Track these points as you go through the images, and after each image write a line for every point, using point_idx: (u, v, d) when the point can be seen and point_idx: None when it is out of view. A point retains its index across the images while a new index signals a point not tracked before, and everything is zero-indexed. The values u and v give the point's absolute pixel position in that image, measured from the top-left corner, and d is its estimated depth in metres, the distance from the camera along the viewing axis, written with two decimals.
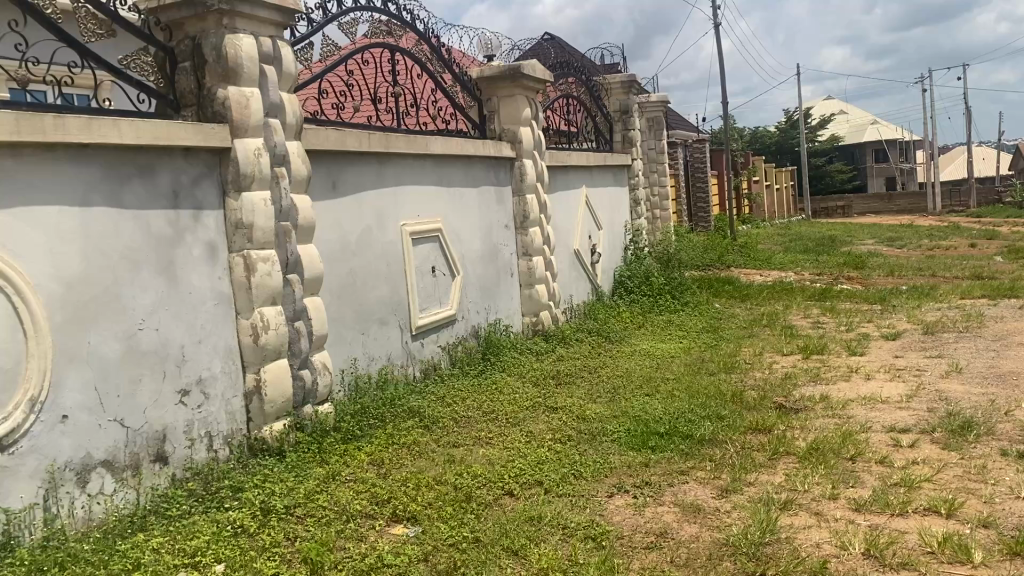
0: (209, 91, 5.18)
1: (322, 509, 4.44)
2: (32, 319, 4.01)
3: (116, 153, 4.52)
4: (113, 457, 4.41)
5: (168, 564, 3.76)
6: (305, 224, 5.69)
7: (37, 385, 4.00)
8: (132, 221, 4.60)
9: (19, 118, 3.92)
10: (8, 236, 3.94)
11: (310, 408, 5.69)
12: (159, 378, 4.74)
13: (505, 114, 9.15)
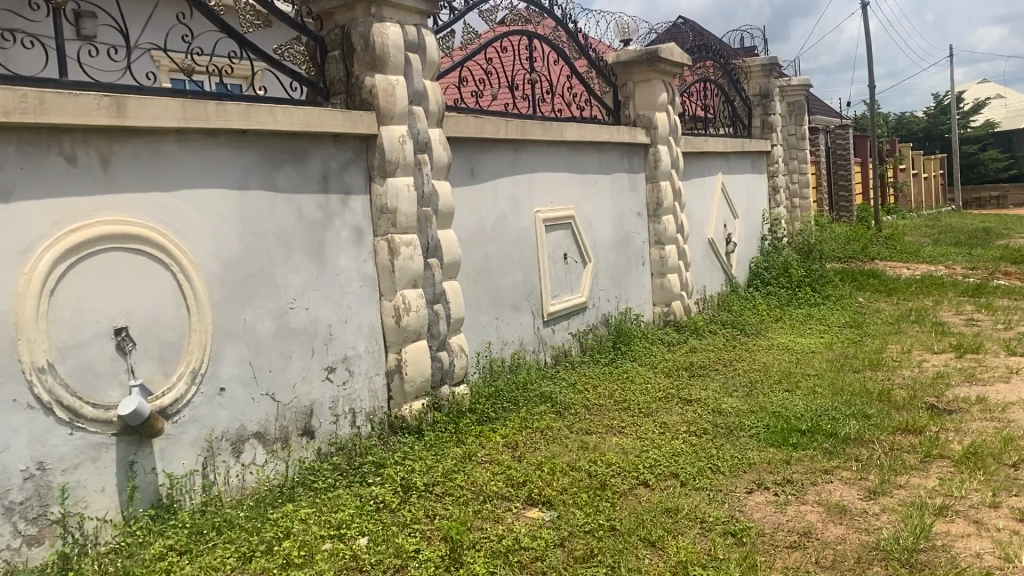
0: (357, 79, 5.32)
1: (460, 489, 4.51)
2: (194, 296, 4.25)
3: (272, 138, 4.71)
4: (265, 429, 4.64)
5: (315, 534, 3.92)
6: (445, 209, 5.78)
7: (198, 357, 4.26)
8: (285, 204, 4.80)
9: (185, 105, 4.15)
10: (174, 217, 4.19)
11: (447, 389, 5.80)
12: (308, 355, 4.94)
13: (641, 99, 9.00)
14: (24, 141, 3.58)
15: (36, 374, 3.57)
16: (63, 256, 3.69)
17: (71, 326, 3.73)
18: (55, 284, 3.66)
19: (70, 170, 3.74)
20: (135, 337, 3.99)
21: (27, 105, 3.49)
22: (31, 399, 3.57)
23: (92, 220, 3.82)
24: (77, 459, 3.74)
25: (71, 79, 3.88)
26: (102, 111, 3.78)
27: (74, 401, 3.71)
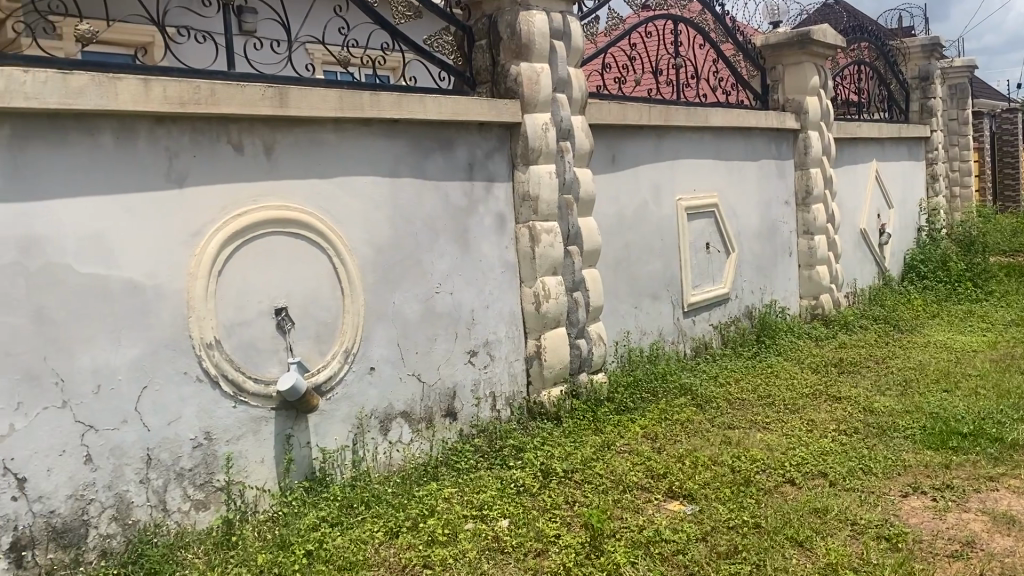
0: (502, 67, 5.36)
1: (599, 477, 4.50)
2: (348, 279, 4.42)
3: (420, 127, 4.83)
4: (411, 409, 4.78)
5: (458, 514, 4.00)
6: (587, 196, 5.76)
7: (351, 338, 4.43)
8: (433, 191, 4.91)
9: (341, 95, 4.30)
10: (330, 203, 4.37)
11: (585, 376, 5.79)
12: (452, 338, 5.04)
13: (791, 82, 8.64)
14: (196, 130, 3.81)
15: (204, 349, 3.81)
16: (230, 239, 3.91)
17: (235, 305, 3.96)
18: (222, 265, 3.90)
19: (236, 158, 3.96)
20: (294, 317, 4.20)
21: (200, 96, 3.71)
22: (200, 372, 3.82)
23: (255, 205, 4.03)
24: (240, 431, 3.98)
25: (238, 71, 4.10)
26: (267, 102, 3.97)
27: (238, 375, 3.94)
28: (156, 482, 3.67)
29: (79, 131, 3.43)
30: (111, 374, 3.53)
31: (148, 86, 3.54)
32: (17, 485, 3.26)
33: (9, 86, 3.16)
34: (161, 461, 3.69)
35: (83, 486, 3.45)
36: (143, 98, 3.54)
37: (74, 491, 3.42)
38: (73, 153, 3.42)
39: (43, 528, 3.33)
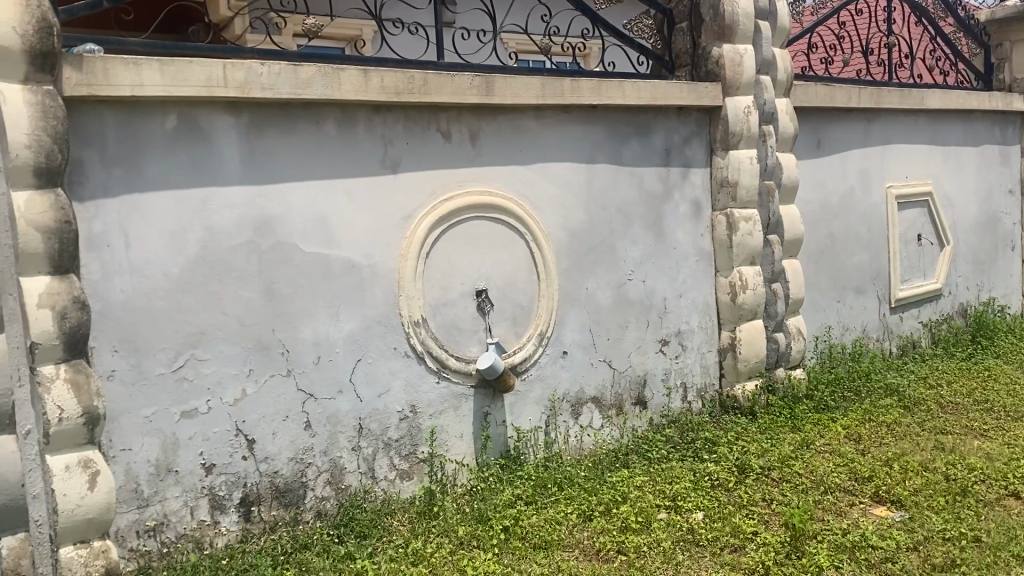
0: (703, 50, 5.20)
1: (798, 476, 4.32)
2: (545, 264, 4.49)
3: (618, 112, 4.80)
4: (602, 395, 4.79)
5: (652, 503, 3.97)
6: (788, 183, 5.53)
7: (545, 322, 4.49)
8: (629, 176, 4.88)
9: (544, 82, 4.35)
10: (529, 189, 4.45)
11: (782, 371, 5.57)
12: (644, 326, 4.99)
13: (1020, 60, 7.87)
14: (409, 118, 4.00)
15: (412, 327, 4.01)
16: (437, 223, 4.10)
17: (439, 286, 4.14)
18: (430, 247, 4.09)
19: (444, 145, 4.13)
20: (493, 299, 4.33)
21: (414, 86, 3.88)
22: (408, 348, 4.02)
23: (459, 190, 4.19)
24: (442, 406, 4.15)
25: (447, 61, 4.23)
26: (474, 90, 4.09)
27: (442, 352, 4.12)
28: (366, 450, 3.90)
29: (306, 119, 3.69)
30: (329, 347, 3.78)
31: (367, 76, 3.75)
32: (247, 446, 3.56)
33: (248, 77, 3.42)
34: (371, 431, 3.91)
35: (303, 450, 3.71)
36: (363, 87, 3.74)
37: (294, 454, 3.69)
38: (300, 139, 3.67)
39: (268, 486, 3.62)
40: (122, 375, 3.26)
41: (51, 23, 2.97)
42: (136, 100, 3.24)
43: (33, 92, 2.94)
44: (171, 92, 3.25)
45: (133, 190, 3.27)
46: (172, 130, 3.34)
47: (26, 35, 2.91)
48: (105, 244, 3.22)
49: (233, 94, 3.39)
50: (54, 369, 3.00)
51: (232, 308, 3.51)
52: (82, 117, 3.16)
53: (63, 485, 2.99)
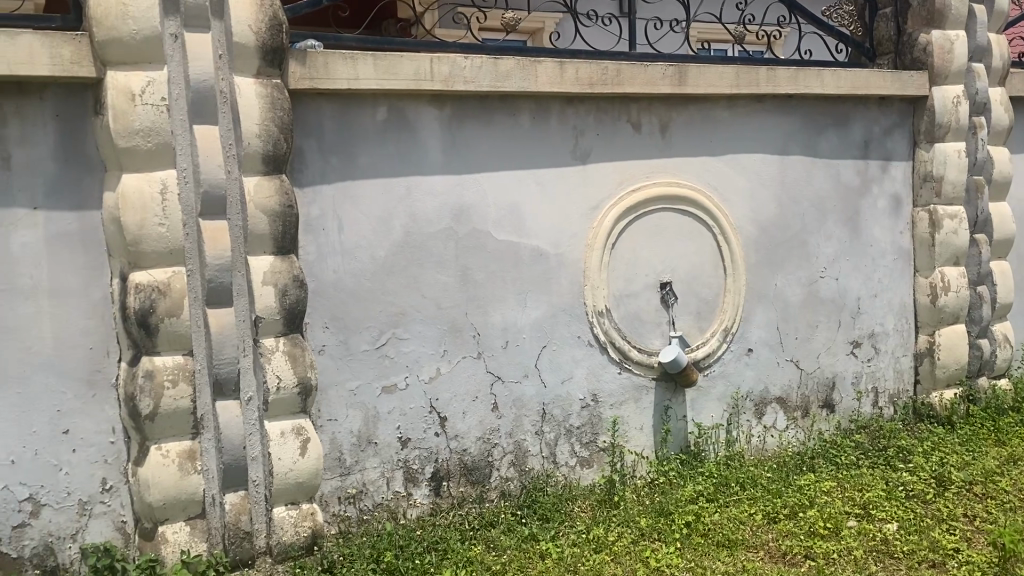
0: (909, 37, 4.88)
1: (1005, 494, 4.01)
2: (732, 258, 4.39)
3: (815, 102, 4.62)
4: (787, 396, 4.64)
5: (840, 510, 3.82)
6: (1000, 179, 5.14)
7: (731, 318, 4.41)
8: (824, 169, 4.69)
9: (739, 71, 4.26)
10: (720, 180, 4.38)
11: (985, 380, 5.19)
12: (834, 327, 4.79)
13: None
14: (601, 110, 4.05)
15: (596, 317, 4.06)
16: (625, 214, 4.12)
17: (625, 277, 4.16)
18: (616, 238, 4.12)
19: (635, 136, 4.15)
20: (678, 293, 4.30)
21: (607, 77, 3.93)
22: (592, 338, 4.08)
23: (648, 181, 4.18)
24: (623, 397, 4.17)
25: (638, 51, 4.18)
26: (666, 80, 4.07)
27: (625, 344, 4.13)
28: (548, 435, 4.01)
29: (503, 111, 3.84)
30: (517, 333, 3.92)
31: (562, 68, 3.83)
32: (439, 423, 3.76)
33: (452, 71, 3.60)
34: (554, 416, 4.02)
35: (490, 431, 3.88)
36: (558, 79, 3.83)
37: (483, 434, 3.86)
38: (497, 131, 3.83)
39: (457, 463, 3.81)
40: (331, 351, 3.53)
41: (280, 21, 3.23)
42: (352, 93, 3.49)
43: (263, 85, 3.21)
44: (385, 86, 3.48)
45: (346, 177, 3.53)
46: (382, 121, 3.58)
47: (259, 33, 3.18)
48: (321, 227, 3.49)
49: (438, 87, 3.58)
50: (274, 341, 3.28)
51: (430, 291, 3.72)
52: (305, 110, 3.44)
53: (279, 449, 3.26)
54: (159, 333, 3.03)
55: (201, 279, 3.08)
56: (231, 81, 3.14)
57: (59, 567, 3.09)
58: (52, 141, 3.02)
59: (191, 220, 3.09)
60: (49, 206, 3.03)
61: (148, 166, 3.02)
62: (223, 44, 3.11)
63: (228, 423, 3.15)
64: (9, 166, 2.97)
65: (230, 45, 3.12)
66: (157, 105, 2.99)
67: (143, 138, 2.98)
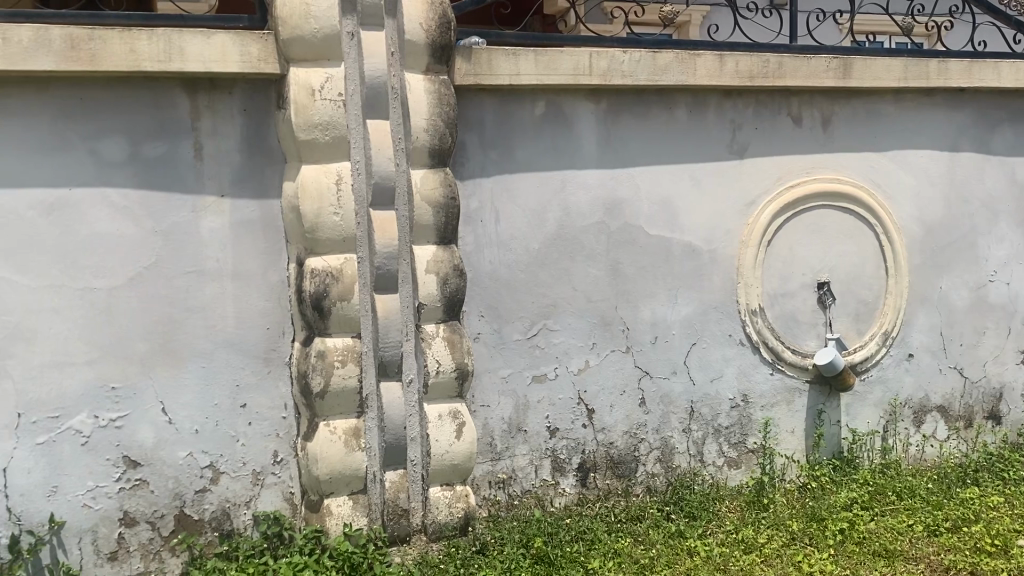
0: None
1: None
2: (894, 259, 4.23)
3: (990, 96, 4.37)
4: (949, 404, 4.42)
5: (1010, 527, 3.61)
6: None
7: (891, 321, 4.24)
8: (998, 167, 4.42)
9: (907, 64, 4.09)
10: (884, 177, 4.21)
11: None
12: (1004, 334, 4.51)
13: None
14: (760, 104, 3.99)
15: (749, 315, 4.00)
16: (781, 210, 4.04)
17: (780, 276, 4.07)
18: (771, 235, 4.04)
19: (794, 131, 4.05)
20: (835, 293, 4.17)
21: (768, 70, 3.86)
22: (744, 337, 4.02)
23: (806, 178, 4.08)
24: (775, 398, 4.10)
25: (800, 43, 4.05)
26: (830, 73, 3.97)
27: (778, 344, 4.05)
28: (696, 433, 3.98)
29: (660, 105, 3.83)
30: (667, 328, 3.90)
31: (722, 61, 3.80)
32: (587, 415, 3.80)
33: (610, 65, 3.63)
34: (702, 415, 3.98)
35: (637, 426, 3.89)
36: (718, 72, 3.80)
37: (629, 429, 3.87)
38: (654, 125, 3.82)
39: (603, 455, 3.84)
40: (486, 339, 3.63)
41: (449, 18, 3.34)
42: (512, 88, 3.57)
43: (432, 81, 3.33)
44: (544, 81, 3.55)
45: (505, 169, 3.61)
46: (541, 115, 3.65)
47: (430, 30, 3.29)
48: (479, 219, 3.59)
49: (596, 81, 3.62)
50: (435, 327, 3.41)
51: (582, 284, 3.76)
52: (468, 104, 3.55)
53: (436, 431, 3.39)
54: (331, 315, 3.21)
55: (371, 266, 3.24)
56: (402, 77, 3.28)
57: (234, 531, 3.33)
58: (239, 133, 3.26)
59: (363, 210, 3.24)
60: (235, 194, 3.27)
61: (325, 158, 3.21)
62: (396, 41, 3.26)
63: (391, 403, 3.30)
64: (201, 156, 3.21)
65: (402, 42, 3.25)
66: (335, 100, 3.16)
67: (321, 131, 3.15)
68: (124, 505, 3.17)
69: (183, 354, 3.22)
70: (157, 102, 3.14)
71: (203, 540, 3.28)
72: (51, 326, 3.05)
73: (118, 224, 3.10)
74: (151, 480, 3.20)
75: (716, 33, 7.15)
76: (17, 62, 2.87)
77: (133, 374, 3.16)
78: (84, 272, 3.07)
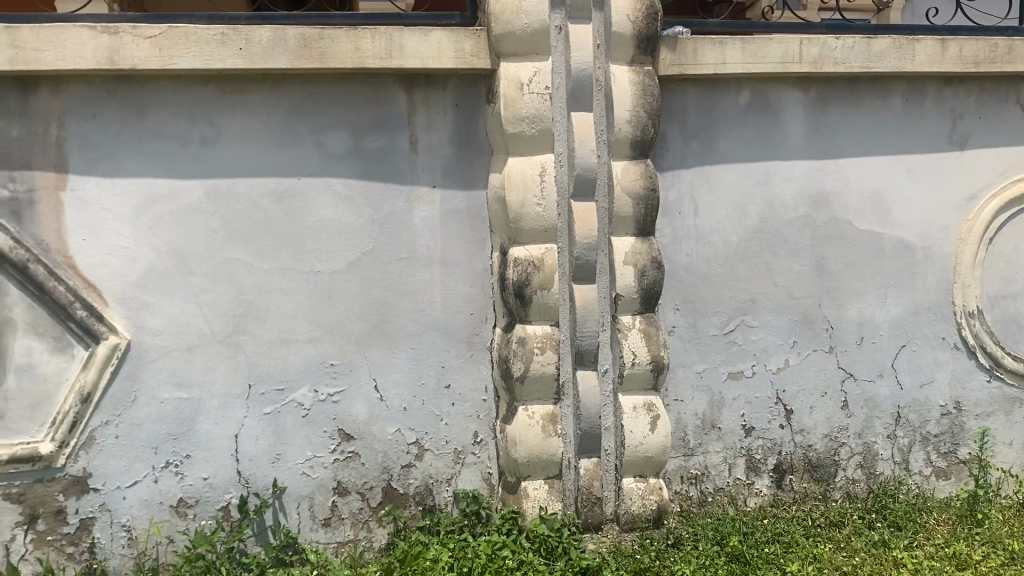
0: None
1: None
2: None
3: None
4: None
5: None
6: None
7: None
8: None
9: None
10: None
11: None
12: None
13: None
14: (984, 91, 3.73)
15: (965, 318, 3.77)
16: (1006, 206, 3.78)
17: (1002, 276, 3.81)
18: (994, 232, 3.77)
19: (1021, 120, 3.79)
20: None
21: (995, 54, 3.61)
22: (958, 340, 3.80)
23: None
24: (992, 408, 3.85)
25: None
26: None
27: (996, 349, 3.80)
28: (902, 440, 3.80)
29: (873, 93, 3.65)
30: (874, 329, 3.73)
31: (945, 46, 3.58)
32: (785, 415, 3.70)
33: (822, 52, 3.49)
34: (909, 421, 3.80)
35: (838, 429, 3.74)
36: (939, 58, 3.58)
37: (830, 432, 3.74)
38: (865, 115, 3.66)
39: (801, 458, 3.72)
40: (681, 332, 3.58)
41: (656, 9, 3.34)
42: (717, 78, 3.51)
43: (637, 73, 3.33)
44: (751, 70, 3.46)
45: (707, 161, 3.55)
46: (745, 105, 3.57)
47: (637, 22, 3.30)
48: (677, 211, 3.54)
49: (806, 69, 3.49)
50: (631, 319, 3.41)
51: (784, 280, 3.65)
52: (671, 95, 3.51)
53: (631, 422, 3.40)
54: (532, 303, 3.28)
55: (570, 257, 3.28)
56: (607, 69, 3.29)
57: (436, 506, 3.49)
58: (450, 126, 3.40)
59: (564, 202, 3.28)
60: (445, 185, 3.40)
61: (531, 151, 3.27)
62: (602, 34, 3.27)
63: (587, 392, 3.34)
64: (415, 148, 3.37)
65: (608, 35, 3.27)
66: (542, 93, 3.22)
67: (528, 124, 3.22)
68: (338, 476, 3.38)
69: (394, 336, 3.39)
70: (376, 97, 3.31)
71: (408, 513, 3.46)
72: (279, 305, 3.29)
73: (340, 212, 3.31)
74: (362, 453, 3.40)
75: (932, 17, 6.17)
76: (257, 61, 3.10)
77: (348, 352, 3.36)
78: (309, 256, 3.30)
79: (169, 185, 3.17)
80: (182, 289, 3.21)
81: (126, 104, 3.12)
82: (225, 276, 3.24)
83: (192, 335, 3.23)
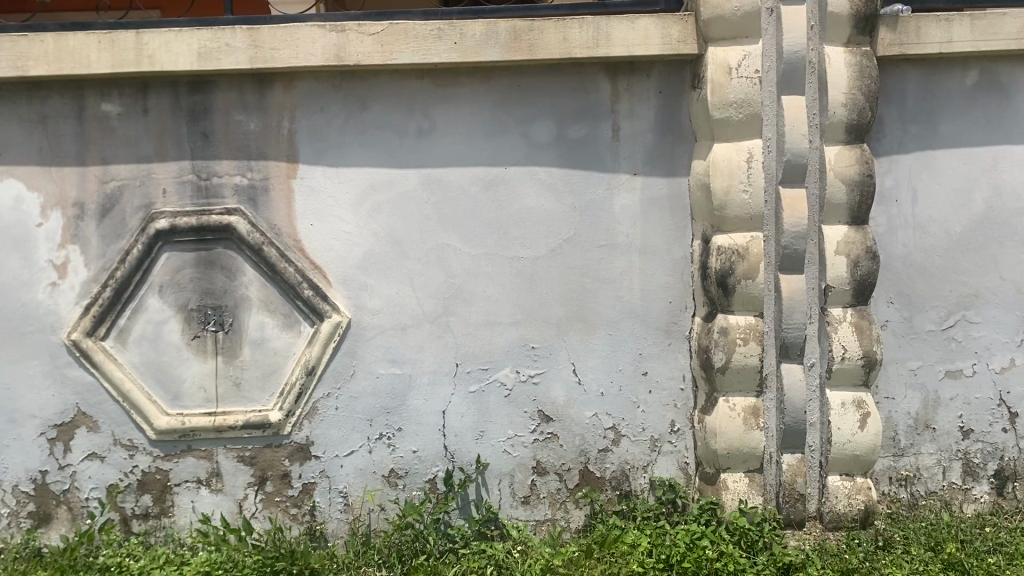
0: None
1: None
2: None
3: None
4: None
5: None
6: None
7: None
8: None
9: None
10: None
11: None
12: None
13: None
14: None
15: None
16: None
17: None
18: None
19: None
20: None
21: None
22: None
23: None
24: None
25: None
26: None
27: None
28: None
29: None
30: None
31: None
32: (1008, 418, 3.46)
33: None
34: None
35: None
36: None
37: None
38: None
39: None
40: (895, 327, 3.41)
41: None
42: (941, 57, 3.30)
43: (854, 54, 3.19)
44: (981, 47, 3.25)
45: (928, 145, 3.35)
46: (972, 85, 3.34)
47: (855, 1, 3.15)
48: (894, 199, 3.37)
49: None
50: (842, 312, 3.28)
51: (1011, 273, 3.41)
52: (889, 76, 3.34)
53: (839, 419, 3.28)
54: (735, 293, 3.23)
55: (777, 245, 3.20)
56: (821, 51, 3.15)
57: (632, 492, 3.51)
58: (654, 113, 3.39)
59: (772, 188, 3.20)
60: (647, 172, 3.40)
61: (737, 136, 3.22)
62: (817, 15, 3.14)
63: (792, 386, 3.25)
64: (618, 136, 3.38)
65: (823, 15, 3.14)
66: (750, 76, 3.16)
67: (735, 109, 3.17)
68: (537, 455, 3.47)
69: (593, 322, 3.44)
70: (582, 86, 3.35)
71: (604, 496, 3.50)
72: (486, 289, 3.41)
73: (544, 200, 3.38)
74: (561, 435, 3.47)
75: None
76: (470, 54, 3.21)
77: (550, 336, 3.43)
78: (514, 242, 3.39)
79: (387, 174, 3.35)
80: (397, 271, 3.39)
81: (350, 97, 3.31)
82: (437, 260, 3.39)
83: (405, 315, 3.41)
